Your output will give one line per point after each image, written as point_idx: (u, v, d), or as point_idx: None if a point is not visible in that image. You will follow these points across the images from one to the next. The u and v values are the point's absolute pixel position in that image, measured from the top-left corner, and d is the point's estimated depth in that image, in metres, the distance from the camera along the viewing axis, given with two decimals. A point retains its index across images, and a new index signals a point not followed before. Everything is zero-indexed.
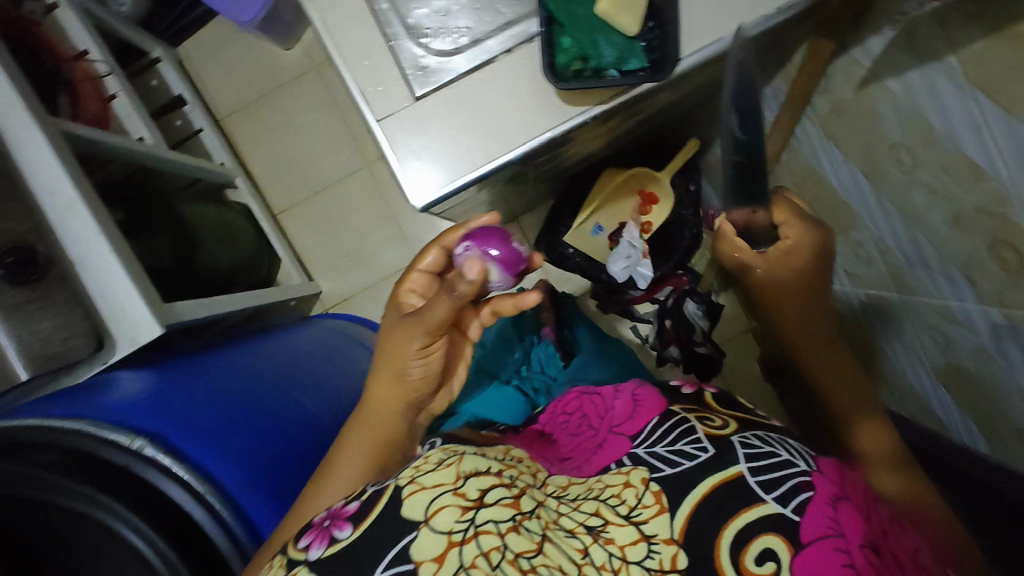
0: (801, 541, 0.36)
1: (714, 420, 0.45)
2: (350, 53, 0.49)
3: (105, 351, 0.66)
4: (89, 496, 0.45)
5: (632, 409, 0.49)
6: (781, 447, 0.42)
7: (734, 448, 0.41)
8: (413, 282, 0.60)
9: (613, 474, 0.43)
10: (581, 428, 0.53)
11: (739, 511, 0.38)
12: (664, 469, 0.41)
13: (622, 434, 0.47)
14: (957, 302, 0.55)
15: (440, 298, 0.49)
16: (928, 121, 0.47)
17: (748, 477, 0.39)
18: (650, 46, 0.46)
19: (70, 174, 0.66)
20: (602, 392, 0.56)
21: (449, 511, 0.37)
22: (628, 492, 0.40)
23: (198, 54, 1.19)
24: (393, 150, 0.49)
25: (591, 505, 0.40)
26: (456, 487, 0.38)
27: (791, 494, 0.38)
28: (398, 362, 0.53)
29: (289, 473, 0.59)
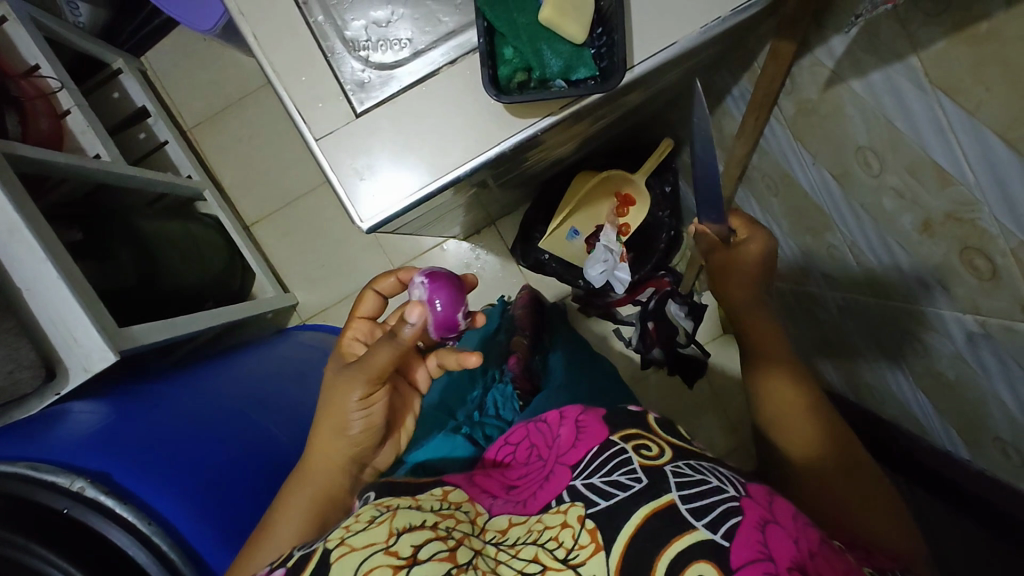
0: (732, 567, 0.32)
1: (650, 448, 0.41)
2: (286, 69, 0.46)
3: (57, 381, 0.63)
4: (21, 545, 0.43)
5: (575, 435, 0.45)
6: (713, 475, 0.38)
7: (666, 477, 0.38)
8: (353, 330, 0.59)
9: (553, 512, 0.38)
10: (529, 459, 0.47)
11: (671, 539, 0.34)
12: (599, 503, 0.37)
13: (565, 465, 0.42)
14: (931, 308, 0.52)
15: (383, 345, 0.49)
16: (895, 123, 0.45)
17: (679, 505, 0.36)
18: (600, 54, 0.44)
19: (11, 196, 0.62)
20: (549, 418, 0.50)
21: (380, 573, 0.33)
22: (565, 533, 0.36)
23: (161, 64, 1.16)
24: (334, 170, 0.47)
25: (528, 550, 0.36)
26: (388, 545, 0.34)
27: (719, 520, 0.34)
28: (338, 414, 0.51)
29: (249, 503, 0.56)
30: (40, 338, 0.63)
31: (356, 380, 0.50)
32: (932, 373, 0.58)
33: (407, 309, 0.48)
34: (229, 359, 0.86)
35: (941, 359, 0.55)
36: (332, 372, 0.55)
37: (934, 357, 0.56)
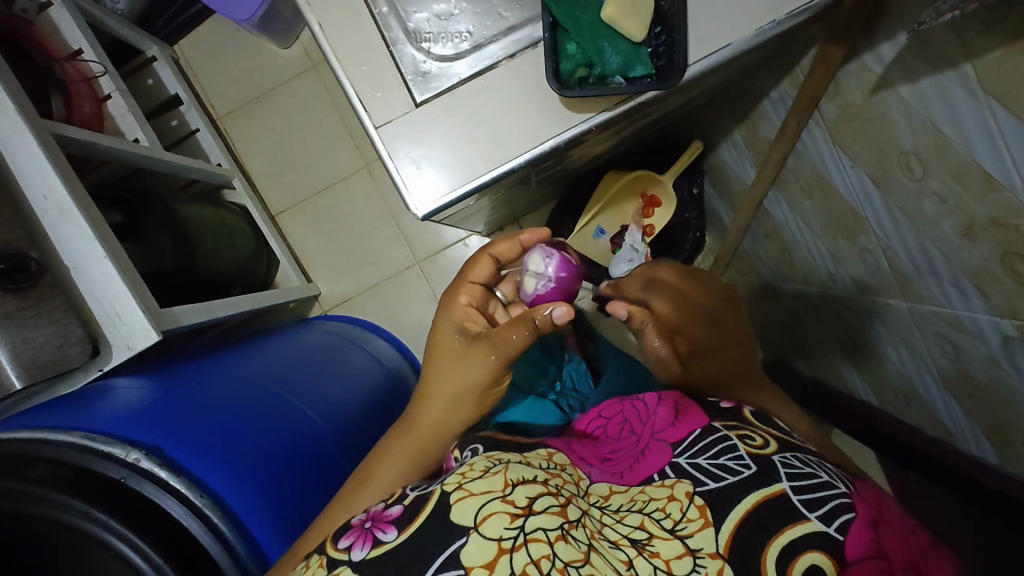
0: (847, 560, 0.36)
1: (756, 438, 0.46)
2: (348, 59, 0.48)
3: (101, 357, 0.64)
4: (81, 510, 0.44)
5: (673, 418, 0.51)
6: (822, 469, 0.43)
7: (777, 467, 0.42)
8: (467, 295, 0.62)
9: (657, 487, 0.44)
10: (622, 434, 0.55)
11: (784, 526, 0.38)
12: (707, 483, 0.42)
13: (665, 444, 0.48)
14: (966, 312, 0.53)
15: (524, 330, 0.56)
16: (942, 129, 0.46)
17: (791, 494, 0.40)
18: (657, 52, 0.45)
19: (63, 177, 0.63)
20: (643, 400, 0.59)
21: (498, 518, 0.39)
22: (673, 506, 0.41)
23: (194, 51, 1.17)
24: (391, 158, 0.48)
25: (635, 517, 0.42)
26: (504, 495, 0.40)
27: (833, 513, 0.38)
28: (461, 385, 0.57)
29: (288, 481, 0.58)
30: (85, 314, 0.64)
31: (489, 361, 0.57)
32: (963, 376, 0.58)
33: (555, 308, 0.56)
34: (257, 343, 0.87)
35: (974, 362, 0.56)
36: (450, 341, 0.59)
37: (966, 360, 0.57)
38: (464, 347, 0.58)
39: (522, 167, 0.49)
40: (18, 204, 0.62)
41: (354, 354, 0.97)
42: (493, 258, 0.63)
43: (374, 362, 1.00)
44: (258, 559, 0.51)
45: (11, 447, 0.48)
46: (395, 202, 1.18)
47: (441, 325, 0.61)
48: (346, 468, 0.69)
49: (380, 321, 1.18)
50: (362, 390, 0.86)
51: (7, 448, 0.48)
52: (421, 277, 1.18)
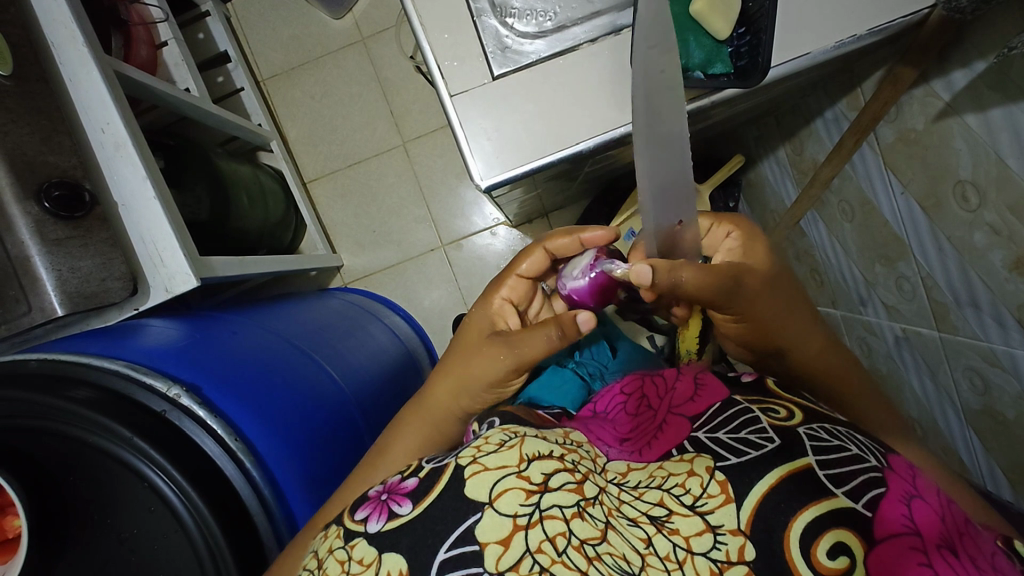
0: (875, 537, 0.34)
1: (779, 412, 0.44)
2: (432, 25, 0.48)
3: (137, 297, 0.65)
4: (123, 437, 0.45)
5: (694, 391, 0.50)
6: (850, 442, 0.40)
7: (802, 439, 0.40)
8: (509, 289, 0.61)
9: (676, 461, 0.42)
10: (640, 408, 0.53)
11: (806, 504, 0.36)
12: (729, 457, 0.40)
13: (683, 416, 0.47)
14: (1003, 346, 0.54)
15: (540, 336, 0.51)
16: (1005, 162, 0.46)
17: (817, 470, 0.38)
18: (738, 53, 0.46)
19: (122, 113, 0.64)
20: (665, 375, 0.57)
21: (513, 494, 0.37)
22: (693, 481, 0.39)
23: (246, 12, 1.18)
24: (461, 128, 0.49)
25: (653, 494, 0.39)
26: (520, 470, 0.38)
27: (860, 490, 0.36)
28: (470, 374, 0.54)
29: (314, 437, 0.58)
30: (129, 252, 0.64)
31: (499, 359, 0.52)
32: (989, 412, 0.59)
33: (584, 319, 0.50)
34: (284, 304, 0.87)
35: (1002, 398, 0.56)
36: (478, 330, 0.58)
37: (994, 395, 0.57)
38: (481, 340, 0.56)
39: (587, 151, 0.49)
40: (76, 135, 0.62)
41: (373, 326, 0.97)
42: (549, 252, 0.60)
43: (393, 338, 1.00)
44: (283, 508, 0.52)
45: (52, 368, 0.48)
46: (426, 183, 1.18)
47: (475, 315, 0.61)
48: (363, 431, 0.69)
49: (398, 300, 1.18)
50: (382, 363, 0.86)
51: (49, 368, 0.48)
52: (444, 261, 1.18)
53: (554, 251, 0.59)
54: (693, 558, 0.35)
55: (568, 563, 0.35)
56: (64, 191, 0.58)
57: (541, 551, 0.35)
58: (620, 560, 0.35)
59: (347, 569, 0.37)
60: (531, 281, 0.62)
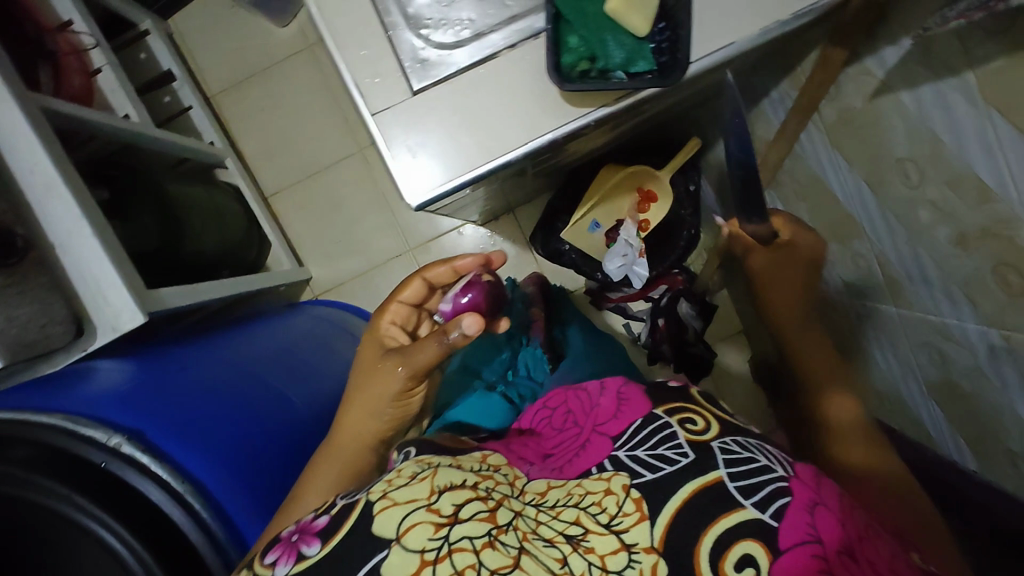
0: (779, 548, 0.34)
1: (697, 423, 0.44)
2: (346, 42, 0.47)
3: (85, 338, 0.63)
4: (64, 496, 0.44)
5: (616, 408, 0.49)
6: (760, 452, 0.40)
7: (714, 454, 0.40)
8: (392, 314, 0.61)
9: (595, 479, 0.41)
10: (566, 425, 0.52)
11: (719, 516, 0.36)
12: (644, 474, 0.40)
13: (605, 436, 0.46)
14: (956, 320, 0.53)
15: (431, 343, 0.52)
16: (939, 138, 0.46)
17: (727, 482, 0.38)
18: (660, 49, 0.45)
19: (50, 152, 0.62)
20: (589, 387, 0.57)
21: (421, 529, 0.36)
22: (609, 499, 0.39)
23: (188, 26, 1.15)
24: (386, 146, 0.47)
25: (570, 512, 0.39)
26: (430, 504, 0.37)
27: (768, 500, 0.36)
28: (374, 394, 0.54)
29: (274, 473, 0.57)
30: (70, 293, 0.62)
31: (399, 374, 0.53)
32: (947, 383, 0.59)
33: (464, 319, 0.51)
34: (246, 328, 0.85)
35: (958, 371, 0.57)
36: (368, 356, 0.58)
37: (951, 368, 0.57)
38: (375, 361, 0.56)
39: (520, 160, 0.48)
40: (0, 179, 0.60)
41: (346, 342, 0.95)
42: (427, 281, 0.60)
43: None
44: (241, 548, 0.50)
45: None
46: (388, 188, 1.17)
47: (365, 346, 0.61)
48: None
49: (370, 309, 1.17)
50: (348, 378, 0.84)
51: None
52: (413, 265, 1.17)
53: (433, 278, 0.60)
54: None
55: None
56: None
57: None
58: None
59: None
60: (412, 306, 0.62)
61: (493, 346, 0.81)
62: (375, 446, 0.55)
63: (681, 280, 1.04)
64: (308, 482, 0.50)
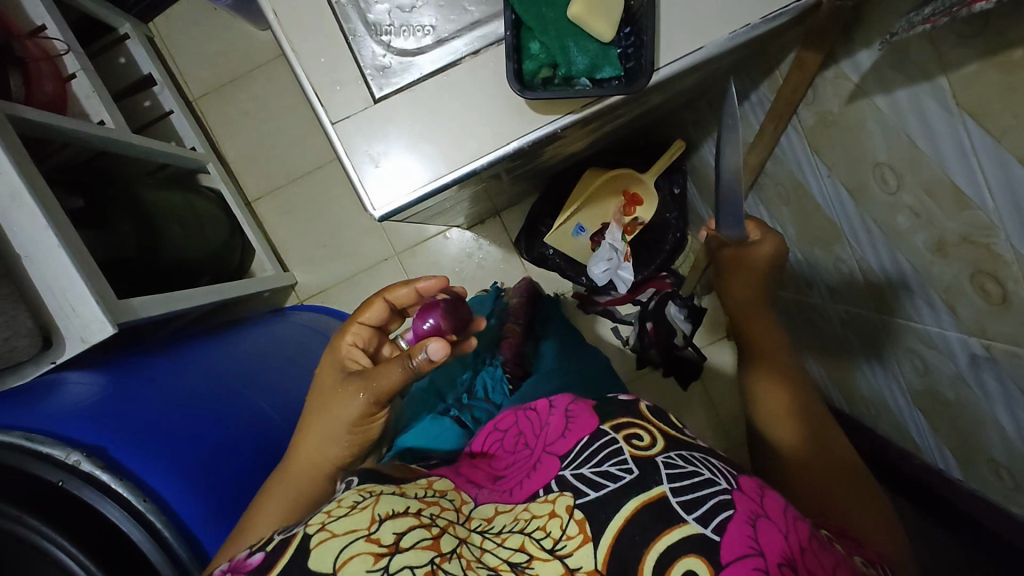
0: (720, 563, 0.33)
1: (643, 438, 0.42)
2: (306, 50, 0.46)
3: (53, 350, 0.62)
4: (14, 517, 0.43)
5: (564, 426, 0.45)
6: (704, 466, 0.39)
7: (657, 468, 0.39)
8: (354, 335, 0.58)
9: (540, 502, 0.39)
10: (517, 446, 0.49)
11: (660, 533, 0.35)
12: (588, 493, 0.38)
13: (554, 455, 0.43)
14: (936, 328, 0.52)
15: (393, 367, 0.50)
16: (916, 143, 0.44)
17: (670, 497, 0.37)
18: (627, 54, 0.44)
19: (15, 161, 0.61)
20: (539, 405, 0.52)
21: (360, 560, 0.34)
22: (553, 523, 0.37)
23: (169, 30, 1.14)
24: (348, 156, 0.46)
25: (516, 538, 0.37)
26: (370, 533, 0.35)
27: (710, 514, 0.35)
28: (332, 423, 0.52)
29: (244, 486, 0.55)
30: (37, 305, 0.61)
31: (358, 400, 0.51)
32: (931, 392, 0.58)
33: (428, 342, 0.49)
34: (226, 336, 0.84)
35: (941, 379, 0.55)
36: (328, 379, 0.55)
37: (933, 376, 0.56)
38: (334, 386, 0.54)
39: (486, 169, 0.47)
40: None
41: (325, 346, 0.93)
42: (388, 302, 0.58)
43: None
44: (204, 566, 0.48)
45: None
46: None
47: (325, 365, 0.58)
48: None
49: None
50: None
51: None
52: (399, 269, 1.16)
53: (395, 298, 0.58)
54: None
55: None
56: None
57: None
58: None
59: None
60: (375, 327, 0.59)
61: (457, 364, 0.81)
62: (330, 476, 0.52)
63: (669, 283, 1.04)
64: (256, 512, 0.49)
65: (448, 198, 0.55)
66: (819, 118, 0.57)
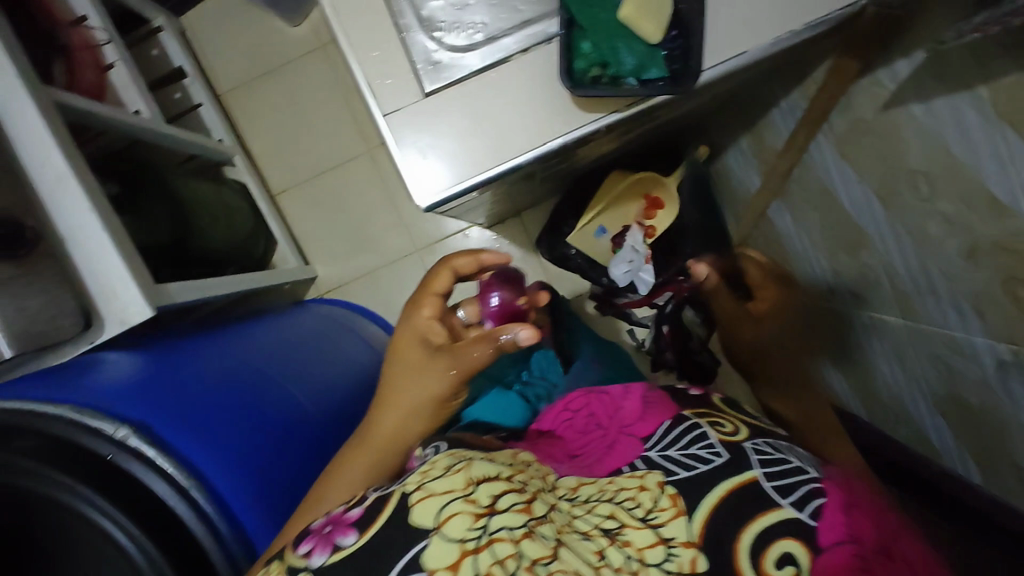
0: (818, 545, 0.36)
1: (726, 425, 0.47)
2: (359, 44, 0.47)
3: (92, 331, 0.63)
4: (68, 486, 0.44)
5: (642, 412, 0.51)
6: (791, 455, 0.43)
7: (748, 454, 0.43)
8: (429, 307, 0.58)
9: (627, 477, 0.43)
10: (589, 427, 0.54)
11: (758, 514, 0.38)
12: (679, 472, 0.42)
13: (635, 436, 0.48)
14: (963, 334, 0.53)
15: (484, 349, 0.56)
16: (951, 152, 0.46)
17: (762, 481, 0.40)
18: (672, 56, 0.46)
19: (61, 145, 0.62)
20: (611, 392, 0.58)
21: (460, 519, 0.36)
22: (644, 495, 0.41)
23: (201, 24, 1.16)
24: (398, 147, 0.47)
25: (606, 507, 0.40)
26: (467, 494, 0.37)
27: (805, 500, 0.39)
28: (418, 397, 0.57)
29: (279, 468, 0.58)
30: (79, 287, 0.63)
31: (448, 377, 0.57)
32: (956, 398, 0.58)
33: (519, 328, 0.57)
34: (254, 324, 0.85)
35: (967, 384, 0.56)
36: (411, 350, 0.58)
37: (959, 381, 0.57)
38: (419, 359, 0.57)
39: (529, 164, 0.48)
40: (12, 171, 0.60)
41: (347, 340, 0.96)
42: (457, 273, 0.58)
43: (366, 348, 0.99)
44: (244, 543, 0.51)
45: None
46: (396, 188, 1.17)
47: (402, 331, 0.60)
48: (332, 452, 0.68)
49: (375, 308, 1.17)
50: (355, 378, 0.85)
51: None
52: (419, 266, 1.17)
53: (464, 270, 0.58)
54: (646, 570, 0.37)
55: None
56: (6, 231, 0.59)
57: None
58: None
59: None
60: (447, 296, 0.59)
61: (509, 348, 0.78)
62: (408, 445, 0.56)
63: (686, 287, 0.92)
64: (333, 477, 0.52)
65: (472, 198, 0.57)
66: (852, 126, 0.58)
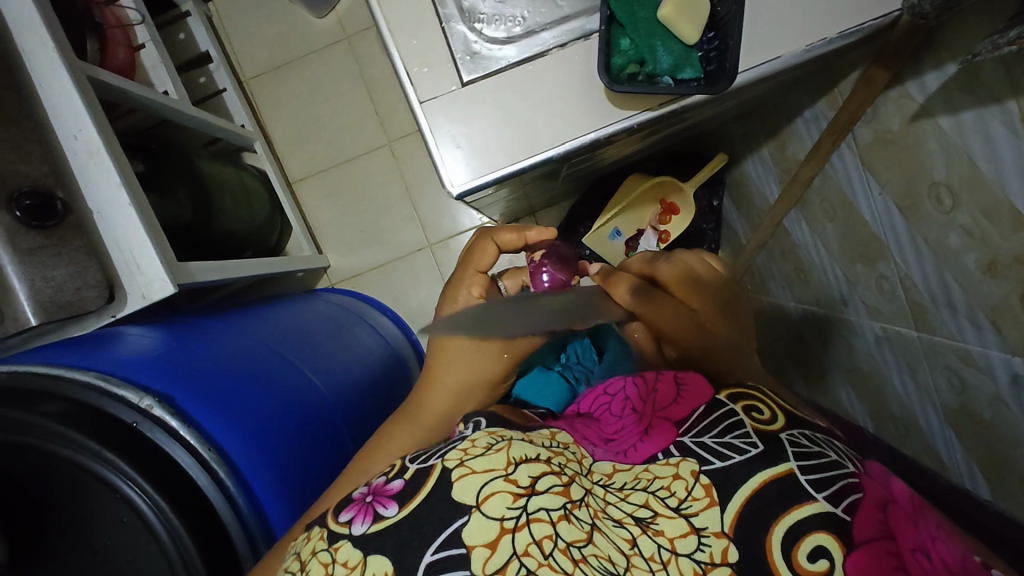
0: (853, 541, 0.36)
1: (763, 413, 0.46)
2: (400, 31, 0.48)
3: (116, 304, 0.65)
4: (96, 452, 0.45)
5: (675, 394, 0.52)
6: (829, 449, 0.42)
7: (783, 445, 0.42)
8: (475, 285, 0.63)
9: (662, 465, 0.44)
10: (625, 411, 0.55)
11: (790, 507, 0.38)
12: (714, 461, 0.42)
13: (668, 421, 0.48)
14: (978, 347, 0.53)
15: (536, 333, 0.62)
16: (976, 165, 0.46)
17: (799, 474, 0.40)
18: (708, 57, 0.46)
19: (94, 118, 0.63)
20: (646, 376, 0.58)
21: (500, 497, 0.40)
22: (678, 484, 0.41)
23: (230, 11, 1.17)
24: (432, 134, 0.48)
25: (639, 495, 0.42)
26: (507, 474, 0.41)
27: (840, 495, 0.38)
28: (468, 377, 0.60)
29: (295, 447, 0.58)
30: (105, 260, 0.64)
31: (501, 358, 0.61)
32: (966, 411, 0.59)
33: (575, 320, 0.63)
34: (268, 307, 0.86)
35: (979, 398, 0.56)
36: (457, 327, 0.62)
37: (971, 395, 0.57)
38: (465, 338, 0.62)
39: (558, 158, 0.49)
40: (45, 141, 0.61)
41: (359, 329, 0.96)
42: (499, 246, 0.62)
43: (379, 338, 1.00)
44: (261, 518, 0.52)
45: (23, 381, 0.49)
46: (414, 182, 1.18)
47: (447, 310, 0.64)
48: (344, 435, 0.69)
49: (386, 300, 1.18)
50: (367, 365, 0.86)
51: (19, 381, 0.48)
52: (432, 260, 1.18)
53: (507, 243, 0.62)
54: (677, 559, 0.38)
55: (553, 565, 0.37)
56: None
57: (528, 554, 0.37)
58: (606, 562, 0.38)
59: (331, 570, 0.39)
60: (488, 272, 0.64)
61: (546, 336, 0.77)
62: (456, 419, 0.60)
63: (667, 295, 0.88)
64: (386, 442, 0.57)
65: (492, 193, 0.57)
66: (878, 137, 0.58)
